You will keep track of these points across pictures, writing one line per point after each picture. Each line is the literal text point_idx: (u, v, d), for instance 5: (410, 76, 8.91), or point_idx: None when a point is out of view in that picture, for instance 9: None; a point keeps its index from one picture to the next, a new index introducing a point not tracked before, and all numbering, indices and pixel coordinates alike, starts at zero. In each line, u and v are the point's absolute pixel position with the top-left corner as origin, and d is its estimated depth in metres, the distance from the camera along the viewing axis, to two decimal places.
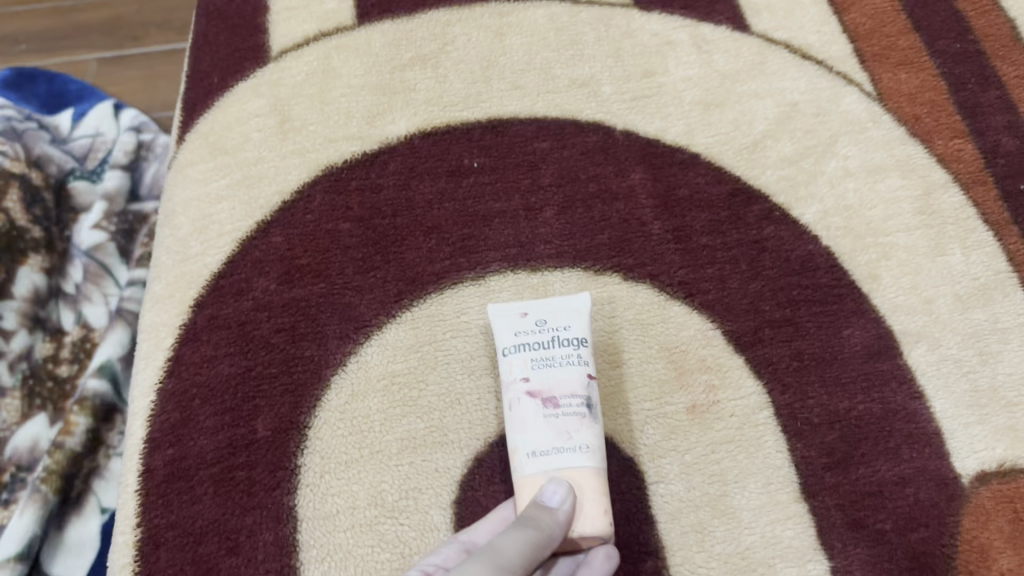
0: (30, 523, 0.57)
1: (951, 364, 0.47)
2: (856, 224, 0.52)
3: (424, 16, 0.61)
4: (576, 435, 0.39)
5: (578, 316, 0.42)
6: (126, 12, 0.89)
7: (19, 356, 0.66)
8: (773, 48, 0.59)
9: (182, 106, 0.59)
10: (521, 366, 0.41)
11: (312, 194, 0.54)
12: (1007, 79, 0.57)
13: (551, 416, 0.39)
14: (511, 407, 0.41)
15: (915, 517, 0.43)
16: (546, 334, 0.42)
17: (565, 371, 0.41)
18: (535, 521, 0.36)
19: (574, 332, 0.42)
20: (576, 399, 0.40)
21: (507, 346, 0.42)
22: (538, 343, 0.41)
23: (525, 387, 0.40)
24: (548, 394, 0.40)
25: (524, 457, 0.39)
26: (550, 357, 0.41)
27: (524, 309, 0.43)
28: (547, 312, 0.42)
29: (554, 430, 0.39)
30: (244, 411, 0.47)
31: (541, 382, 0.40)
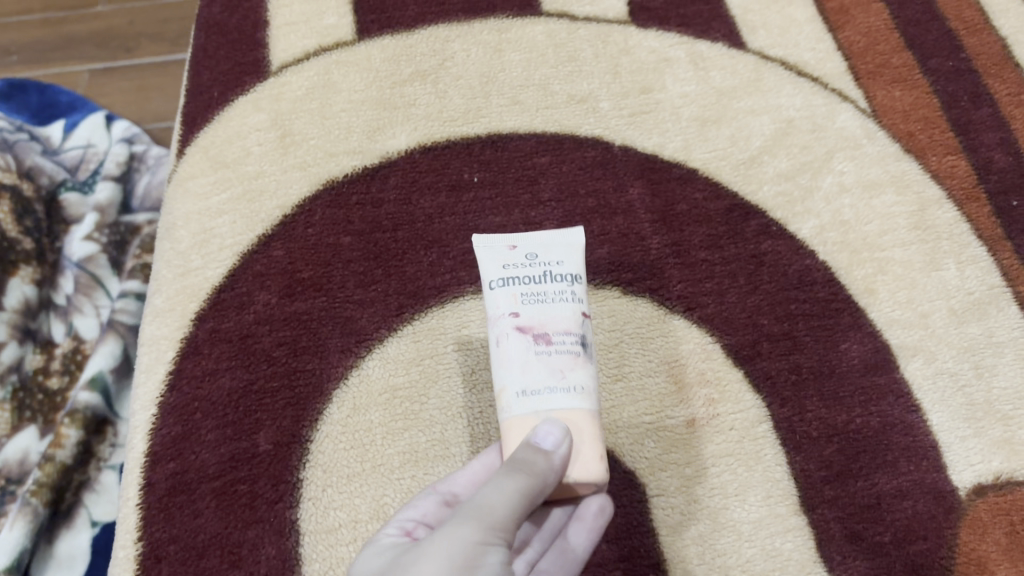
0: (20, 537, 0.57)
1: (947, 378, 0.48)
2: (852, 239, 0.52)
3: (423, 32, 0.61)
4: (569, 375, 0.36)
5: (572, 251, 0.39)
6: (119, 24, 0.89)
7: (9, 368, 0.65)
8: (769, 64, 0.59)
9: (181, 119, 0.59)
10: (511, 303, 0.38)
11: (313, 208, 0.54)
12: (999, 96, 0.58)
13: (541, 353, 0.36)
14: (498, 342, 0.37)
15: (913, 530, 0.44)
16: (539, 268, 0.38)
17: (557, 308, 0.37)
18: (527, 466, 0.33)
19: (567, 267, 0.39)
20: (570, 338, 0.37)
21: (493, 280, 0.38)
22: (529, 278, 0.38)
23: (515, 324, 0.37)
24: (539, 330, 0.37)
25: (513, 396, 0.36)
26: (541, 293, 0.38)
27: (512, 241, 0.39)
28: (539, 243, 0.39)
29: (546, 369, 0.36)
30: (246, 424, 0.47)
31: (531, 317, 0.37)
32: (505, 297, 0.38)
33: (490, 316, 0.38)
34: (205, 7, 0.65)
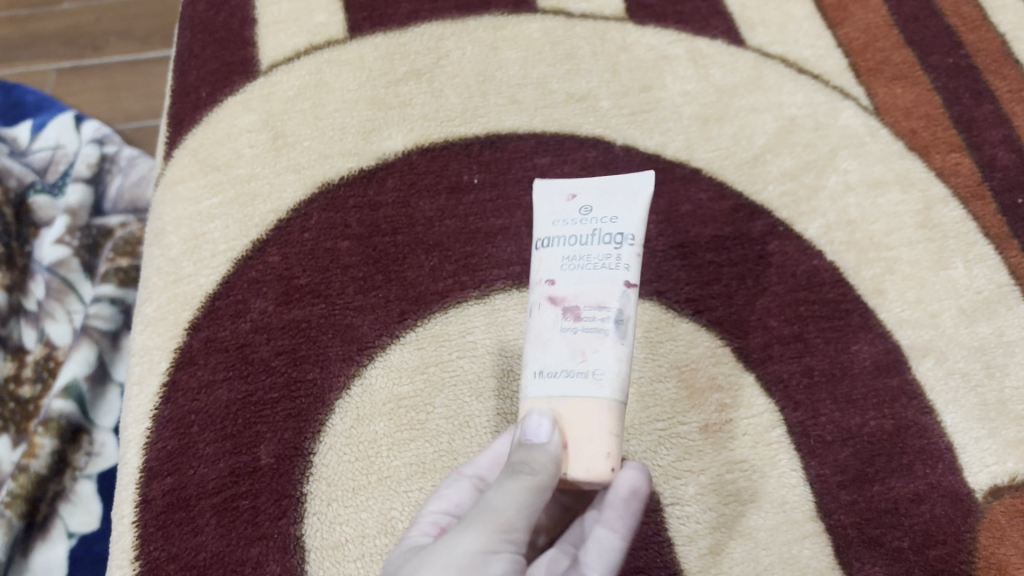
0: None
1: (958, 378, 0.47)
2: (859, 238, 0.52)
3: (417, 29, 0.60)
4: (590, 356, 0.32)
5: (630, 206, 0.34)
6: (86, 21, 0.86)
7: None
8: (769, 62, 0.59)
9: (168, 121, 0.57)
10: (547, 264, 0.34)
11: (308, 212, 0.52)
12: (1000, 93, 0.58)
13: (568, 329, 0.33)
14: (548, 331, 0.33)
15: (932, 534, 0.43)
16: (582, 222, 0.34)
17: (598, 276, 0.33)
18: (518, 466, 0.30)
19: (620, 225, 0.33)
20: (605, 313, 0.32)
21: (543, 240, 0.35)
22: (576, 237, 0.34)
23: (548, 289, 0.34)
24: (571, 302, 0.33)
25: (533, 375, 0.33)
26: (581, 259, 0.33)
27: (575, 195, 0.35)
28: (602, 196, 0.34)
29: (569, 348, 0.32)
30: (246, 437, 0.45)
31: (569, 290, 0.33)
32: (547, 254, 0.35)
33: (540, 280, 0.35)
34: (191, 4, 0.63)
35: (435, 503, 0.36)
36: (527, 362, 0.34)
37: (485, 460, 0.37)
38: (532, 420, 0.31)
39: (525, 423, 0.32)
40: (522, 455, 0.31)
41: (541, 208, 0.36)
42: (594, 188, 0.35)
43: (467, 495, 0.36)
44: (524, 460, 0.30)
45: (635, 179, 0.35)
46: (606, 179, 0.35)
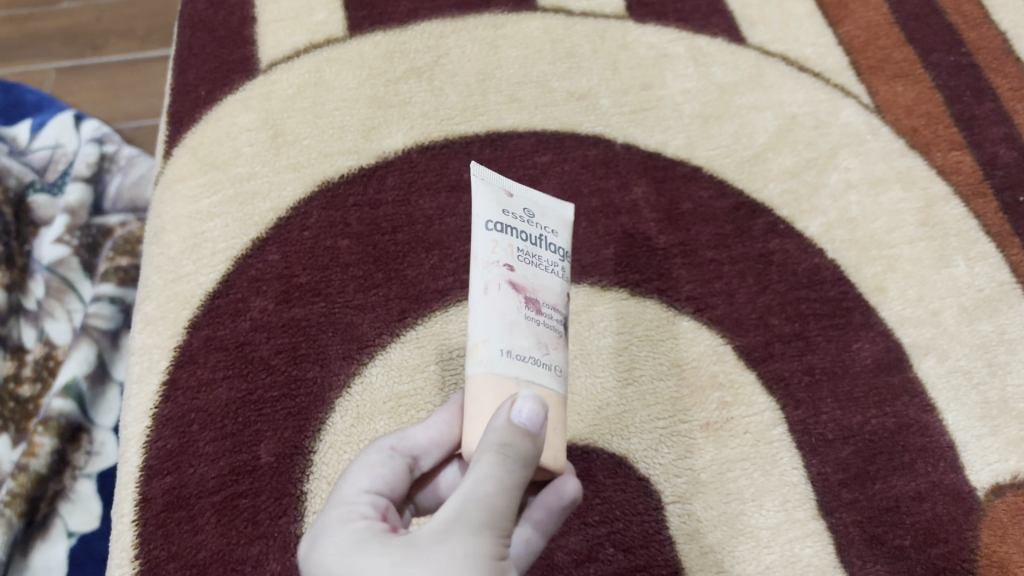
0: None
1: (960, 376, 0.47)
2: (860, 236, 0.52)
3: (416, 28, 0.60)
4: (549, 352, 0.33)
5: (563, 226, 0.36)
6: (84, 21, 0.86)
7: None
8: (769, 60, 0.59)
9: (167, 120, 0.57)
10: (502, 247, 0.33)
11: (307, 210, 0.52)
12: (1001, 90, 0.58)
13: (531, 319, 0.32)
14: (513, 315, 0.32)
15: (934, 532, 0.43)
16: (528, 223, 0.34)
17: (547, 278, 0.34)
18: (508, 448, 0.29)
19: (560, 240, 0.35)
20: (556, 316, 0.34)
21: (492, 222, 0.33)
22: (526, 235, 0.34)
23: (506, 273, 0.32)
24: (531, 293, 0.33)
25: (495, 354, 0.31)
26: (533, 256, 0.34)
27: (512, 192, 0.35)
28: (540, 206, 0.35)
29: (533, 338, 0.32)
30: (246, 436, 0.45)
31: (529, 282, 0.33)
32: (501, 236, 0.33)
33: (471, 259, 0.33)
34: (190, 2, 0.63)
35: (368, 480, 0.32)
36: (477, 339, 0.32)
37: (418, 436, 0.34)
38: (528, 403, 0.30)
39: (515, 402, 0.30)
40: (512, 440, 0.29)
41: (480, 186, 0.34)
42: (530, 194, 0.35)
43: (398, 475, 0.33)
44: (510, 444, 0.29)
45: (560, 204, 0.37)
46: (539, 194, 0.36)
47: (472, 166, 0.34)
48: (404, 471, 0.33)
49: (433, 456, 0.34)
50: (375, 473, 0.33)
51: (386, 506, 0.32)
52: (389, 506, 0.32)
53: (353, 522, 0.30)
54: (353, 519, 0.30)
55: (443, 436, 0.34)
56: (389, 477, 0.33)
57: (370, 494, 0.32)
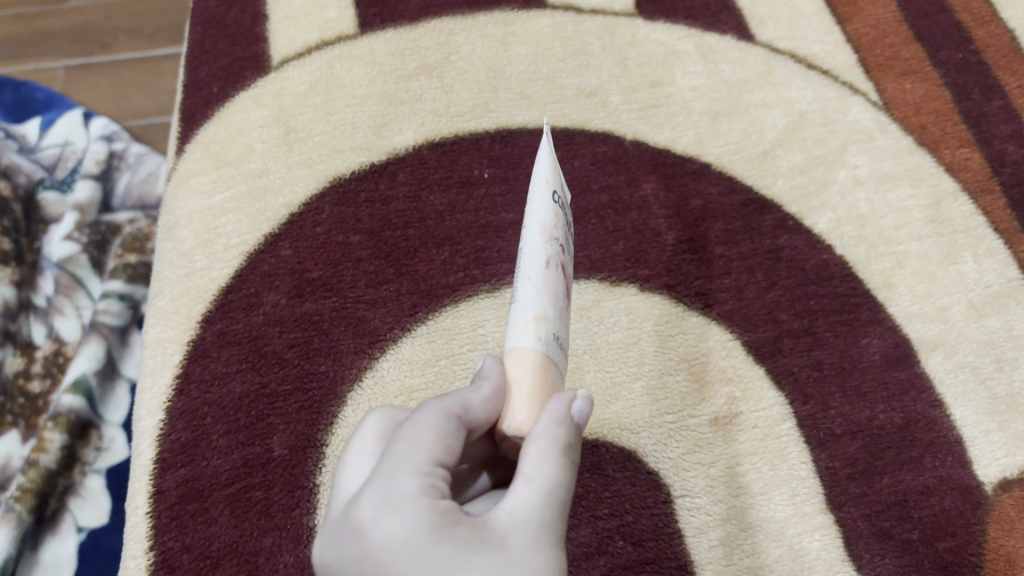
0: (6, 543, 0.55)
1: (968, 372, 0.47)
2: (868, 232, 0.52)
3: (427, 25, 0.60)
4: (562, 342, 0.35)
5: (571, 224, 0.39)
6: (95, 19, 0.87)
7: None
8: (778, 57, 0.59)
9: (180, 116, 0.58)
10: (557, 229, 0.35)
11: (319, 206, 0.53)
12: (1010, 88, 0.58)
13: (565, 307, 0.35)
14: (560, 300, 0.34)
15: (942, 526, 0.43)
16: (563, 212, 0.37)
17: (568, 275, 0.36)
18: (567, 447, 0.30)
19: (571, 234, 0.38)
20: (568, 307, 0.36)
21: (552, 201, 0.35)
22: (564, 228, 0.36)
23: (557, 256, 0.34)
24: (565, 283, 0.35)
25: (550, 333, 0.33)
26: (566, 250, 0.36)
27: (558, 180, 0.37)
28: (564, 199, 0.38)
29: (564, 323, 0.35)
30: (258, 429, 0.46)
31: (564, 270, 0.35)
32: (557, 217, 0.35)
33: (527, 226, 0.34)
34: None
35: (439, 452, 0.29)
36: (538, 314, 0.32)
37: (480, 408, 0.31)
38: (583, 400, 0.32)
39: (574, 399, 0.31)
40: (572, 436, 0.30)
41: (545, 159, 0.36)
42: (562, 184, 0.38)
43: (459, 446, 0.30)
44: (567, 442, 0.30)
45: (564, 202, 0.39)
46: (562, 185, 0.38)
47: (546, 137, 0.35)
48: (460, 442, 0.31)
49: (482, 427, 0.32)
50: (445, 446, 0.30)
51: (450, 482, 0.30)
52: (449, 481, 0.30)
53: (441, 506, 0.28)
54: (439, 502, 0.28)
55: (498, 410, 0.31)
56: (454, 449, 0.30)
57: (439, 470, 0.29)
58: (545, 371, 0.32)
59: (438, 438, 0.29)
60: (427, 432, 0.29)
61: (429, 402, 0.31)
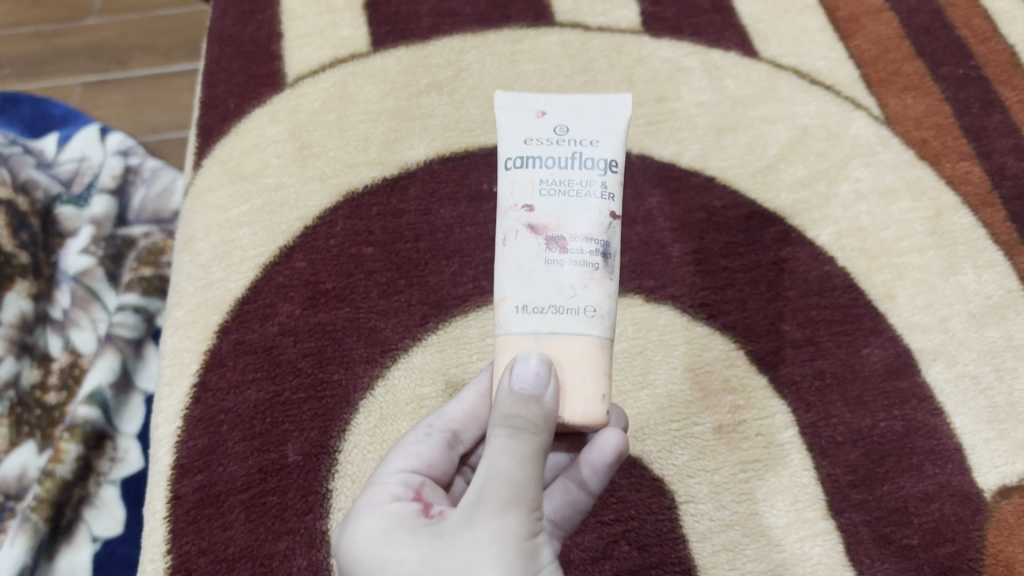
0: (20, 554, 0.56)
1: (968, 381, 0.48)
2: (870, 244, 0.53)
3: (437, 43, 0.62)
4: (581, 293, 0.32)
5: (615, 132, 0.33)
6: (111, 36, 0.89)
7: (7, 383, 0.65)
8: (782, 73, 0.60)
9: (197, 132, 0.59)
10: (521, 186, 0.33)
11: (333, 219, 0.54)
12: (1010, 103, 0.59)
13: (553, 263, 0.32)
14: (526, 264, 0.32)
15: (941, 532, 0.44)
16: (557, 142, 0.33)
17: (578, 203, 0.32)
18: (516, 421, 0.30)
19: (601, 150, 0.33)
20: (592, 247, 0.32)
21: (515, 159, 0.33)
22: (553, 159, 0.33)
23: (524, 217, 0.32)
24: (554, 232, 0.32)
25: (512, 310, 0.32)
26: (560, 182, 0.32)
27: (540, 109, 0.34)
28: (577, 116, 0.34)
29: (554, 283, 0.32)
30: (273, 436, 0.47)
31: (546, 213, 0.32)
32: (522, 174, 0.33)
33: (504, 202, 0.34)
34: (218, 18, 0.65)
35: (404, 459, 0.35)
36: (500, 296, 0.33)
37: (450, 411, 0.37)
38: (528, 366, 0.30)
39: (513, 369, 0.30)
40: (510, 407, 0.30)
41: (506, 121, 0.34)
42: (566, 103, 0.34)
43: (437, 451, 0.36)
44: (517, 415, 0.30)
45: (612, 99, 0.34)
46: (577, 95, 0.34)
47: (493, 99, 0.35)
48: (444, 446, 0.36)
49: (469, 426, 0.37)
50: (412, 450, 0.35)
51: (418, 478, 0.34)
52: (423, 483, 0.34)
53: (387, 509, 0.32)
54: (387, 505, 0.32)
55: (474, 407, 0.37)
56: (424, 454, 0.35)
57: (404, 470, 0.34)
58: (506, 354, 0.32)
59: (402, 450, 0.35)
60: (400, 448, 0.36)
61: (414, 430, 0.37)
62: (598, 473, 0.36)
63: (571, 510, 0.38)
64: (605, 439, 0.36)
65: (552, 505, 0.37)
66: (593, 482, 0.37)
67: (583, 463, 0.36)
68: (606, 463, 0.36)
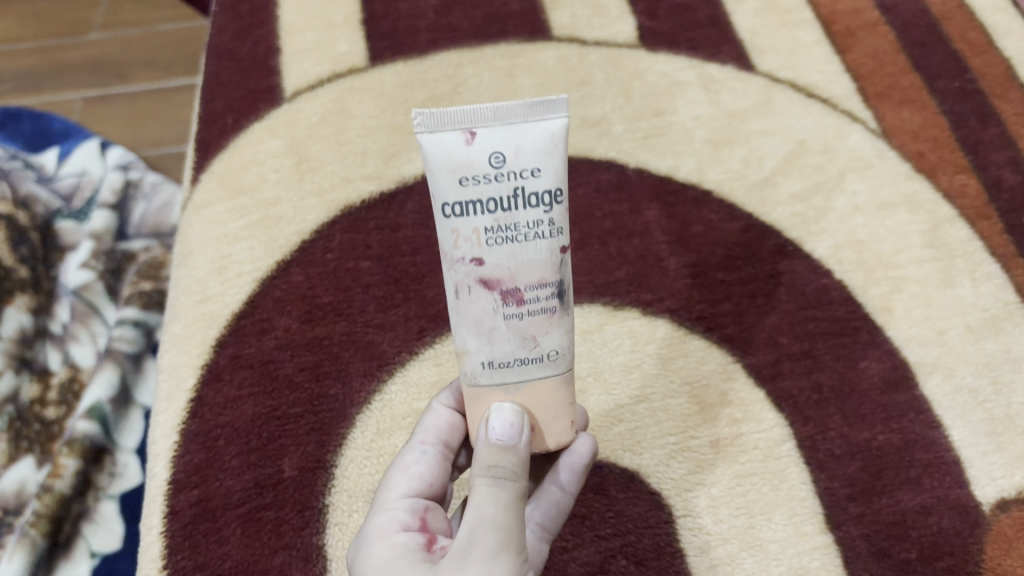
0: (19, 569, 0.56)
1: (966, 394, 0.48)
2: (867, 258, 0.53)
3: (434, 58, 0.62)
4: (543, 341, 0.31)
5: (554, 149, 0.29)
6: (111, 52, 0.90)
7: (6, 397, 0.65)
8: (778, 87, 0.60)
9: (195, 146, 0.59)
10: (464, 237, 0.29)
11: (331, 233, 0.54)
12: (1006, 116, 0.59)
13: (512, 317, 0.31)
14: (484, 321, 0.31)
15: (939, 546, 0.44)
16: (495, 179, 0.29)
17: (528, 250, 0.30)
18: (496, 470, 0.31)
19: (544, 180, 0.29)
20: (547, 291, 0.31)
21: (451, 204, 0.29)
22: (495, 202, 0.29)
23: (474, 270, 0.30)
24: (509, 285, 0.30)
25: (477, 367, 0.31)
26: (508, 229, 0.29)
27: (471, 134, 0.29)
28: (512, 137, 0.29)
29: (517, 337, 0.31)
30: (270, 450, 0.47)
31: (498, 267, 0.30)
32: (463, 221, 0.29)
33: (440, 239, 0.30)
34: (217, 33, 0.65)
35: (407, 483, 0.36)
36: (460, 349, 0.32)
37: (438, 426, 0.38)
38: (501, 416, 0.31)
39: (488, 422, 0.31)
40: (492, 456, 0.31)
41: (429, 149, 0.29)
42: (496, 123, 0.29)
43: (434, 467, 0.37)
44: (497, 465, 0.31)
45: (548, 109, 0.29)
46: (504, 105, 0.29)
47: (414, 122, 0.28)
48: (440, 459, 0.38)
49: (456, 434, 0.39)
50: (411, 472, 0.37)
51: (421, 502, 0.36)
52: (427, 507, 0.36)
53: (395, 540, 0.33)
54: (395, 535, 0.33)
55: (456, 415, 0.39)
56: (423, 474, 0.37)
57: (408, 495, 0.36)
58: (478, 405, 0.32)
59: (402, 471, 0.37)
60: (399, 469, 0.37)
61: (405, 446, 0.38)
62: (576, 474, 0.38)
63: (556, 514, 0.40)
64: (580, 444, 0.37)
65: (537, 512, 0.39)
66: (570, 484, 0.39)
67: (560, 467, 0.38)
68: (583, 465, 0.38)
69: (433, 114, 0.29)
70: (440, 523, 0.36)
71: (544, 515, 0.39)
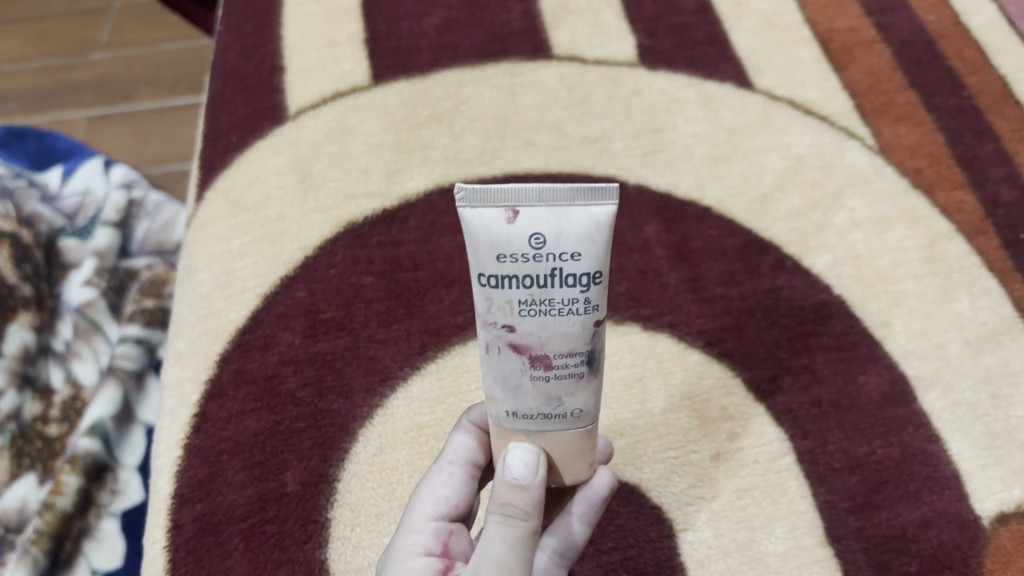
0: None
1: (965, 408, 0.48)
2: (866, 273, 0.53)
3: (436, 77, 0.63)
4: (568, 401, 0.32)
5: (597, 234, 0.29)
6: (115, 71, 0.91)
7: (8, 415, 0.65)
8: (777, 105, 0.61)
9: (199, 164, 0.60)
10: (498, 305, 0.30)
11: (334, 249, 0.55)
12: (1003, 132, 0.60)
13: (538, 379, 0.31)
14: (510, 377, 0.31)
15: (939, 559, 0.44)
16: (533, 258, 0.29)
17: (560, 323, 0.30)
18: (506, 508, 0.33)
19: (583, 264, 0.29)
20: (576, 359, 0.31)
21: (487, 275, 0.29)
22: (530, 279, 0.29)
23: (505, 334, 0.30)
24: (538, 351, 0.31)
25: (502, 413, 0.33)
26: (542, 303, 0.30)
27: (512, 215, 0.28)
28: (555, 220, 0.28)
29: (541, 396, 0.32)
30: (273, 465, 0.47)
31: (529, 335, 0.30)
32: (498, 291, 0.30)
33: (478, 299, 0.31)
34: (222, 52, 0.66)
35: (433, 506, 0.38)
36: (487, 395, 0.33)
37: (464, 446, 0.39)
38: (517, 456, 0.32)
39: (506, 459, 0.33)
40: (505, 495, 0.33)
41: (470, 220, 0.29)
42: (539, 205, 0.28)
43: (460, 488, 0.38)
44: (508, 502, 0.33)
45: (596, 196, 0.28)
46: (550, 187, 0.28)
47: (458, 199, 0.28)
48: (467, 480, 0.38)
49: (483, 451, 0.39)
50: (438, 496, 0.38)
51: (445, 526, 0.37)
52: (452, 530, 0.38)
53: (414, 564, 0.35)
54: (414, 559, 0.36)
55: (482, 435, 0.39)
56: (449, 496, 0.38)
57: (434, 518, 0.37)
58: (500, 442, 0.33)
59: (429, 496, 0.38)
60: (426, 491, 0.38)
61: (433, 468, 0.39)
62: (592, 507, 0.39)
63: (572, 544, 0.41)
64: (598, 478, 0.38)
65: (554, 540, 0.41)
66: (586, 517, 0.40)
67: (576, 500, 0.39)
68: (601, 500, 0.39)
69: (477, 190, 0.28)
70: (464, 546, 0.38)
71: (561, 543, 0.41)
